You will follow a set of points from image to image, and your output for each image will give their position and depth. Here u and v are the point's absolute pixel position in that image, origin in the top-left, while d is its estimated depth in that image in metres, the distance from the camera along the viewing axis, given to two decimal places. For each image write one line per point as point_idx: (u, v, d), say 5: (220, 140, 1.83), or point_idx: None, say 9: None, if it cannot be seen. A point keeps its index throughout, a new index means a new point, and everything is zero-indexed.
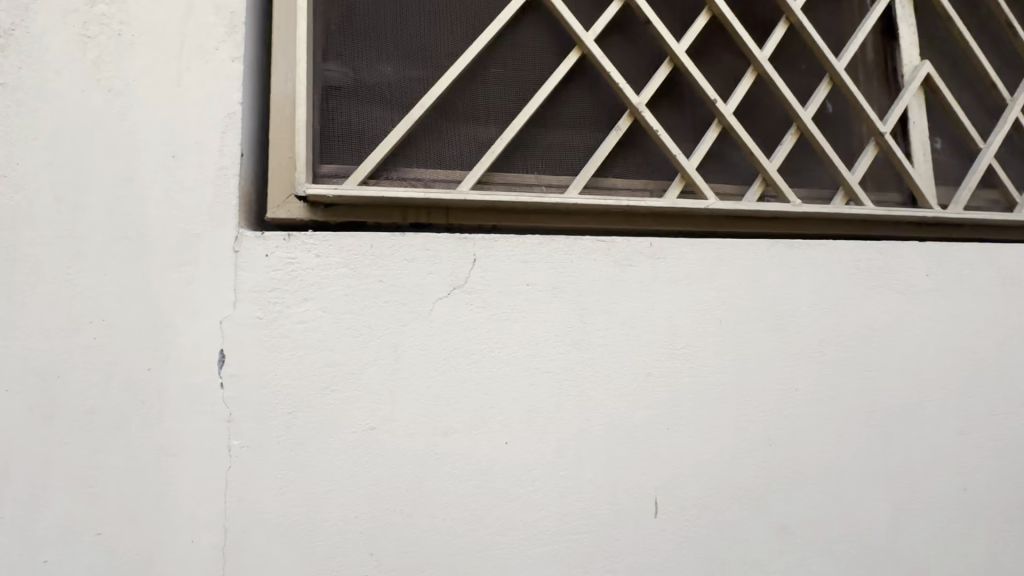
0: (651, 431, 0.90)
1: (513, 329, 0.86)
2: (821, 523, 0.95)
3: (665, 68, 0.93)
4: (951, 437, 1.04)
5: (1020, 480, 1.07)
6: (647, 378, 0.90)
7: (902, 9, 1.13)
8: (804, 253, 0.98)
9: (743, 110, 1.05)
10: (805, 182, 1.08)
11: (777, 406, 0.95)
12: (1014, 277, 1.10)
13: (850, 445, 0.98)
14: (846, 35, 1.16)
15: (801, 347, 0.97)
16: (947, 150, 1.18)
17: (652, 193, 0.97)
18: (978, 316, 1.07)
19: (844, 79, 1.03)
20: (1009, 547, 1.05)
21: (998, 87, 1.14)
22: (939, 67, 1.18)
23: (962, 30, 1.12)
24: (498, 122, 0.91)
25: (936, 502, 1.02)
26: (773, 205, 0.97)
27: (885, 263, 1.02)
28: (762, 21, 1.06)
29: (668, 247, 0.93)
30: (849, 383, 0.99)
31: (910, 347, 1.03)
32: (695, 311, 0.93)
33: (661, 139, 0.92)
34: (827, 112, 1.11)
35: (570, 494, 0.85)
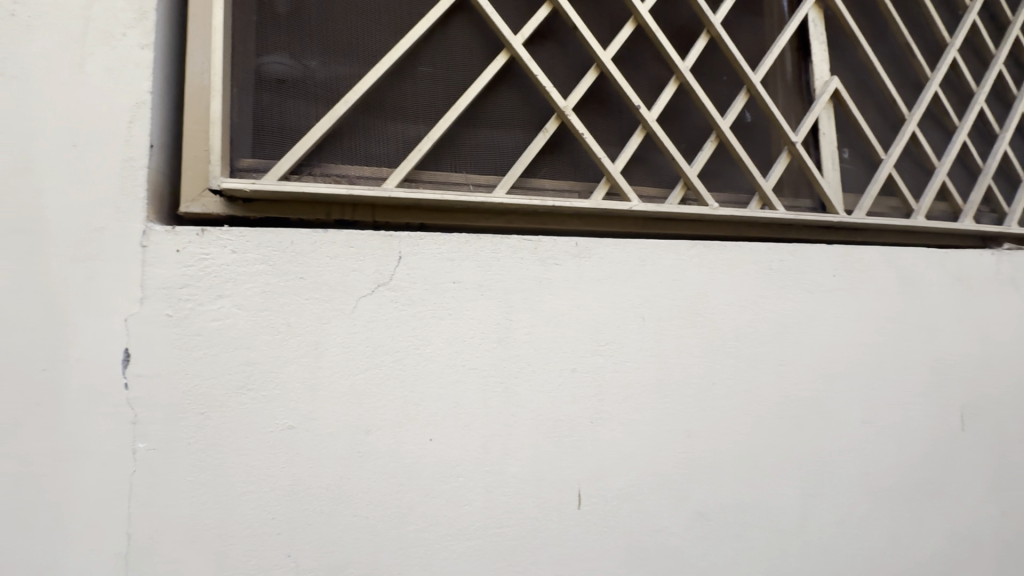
0: (575, 425, 0.92)
1: (439, 326, 0.87)
2: (737, 510, 1.00)
3: (592, 74, 0.96)
4: (858, 426, 1.11)
5: (916, 464, 1.16)
6: (572, 374, 0.93)
7: (814, 27, 1.21)
8: (721, 254, 1.04)
9: (666, 117, 1.10)
10: (724, 187, 1.14)
11: (696, 400, 1.00)
12: (910, 277, 1.20)
13: (764, 435, 1.04)
14: (763, 50, 1.23)
15: (718, 343, 1.02)
16: (854, 160, 1.28)
17: (579, 194, 1.00)
18: (879, 314, 1.16)
19: (760, 90, 1.09)
20: (906, 526, 1.14)
21: (897, 103, 1.24)
22: (847, 83, 1.27)
23: (866, 49, 1.22)
24: (426, 121, 0.92)
25: (843, 487, 1.09)
26: (693, 208, 1.02)
27: (796, 264, 1.10)
28: (685, 33, 1.11)
29: (592, 247, 0.96)
30: (763, 377, 1.05)
31: (819, 342, 1.10)
32: (618, 308, 0.97)
33: (586, 142, 0.95)
34: (746, 121, 1.18)
35: (495, 489, 0.87)
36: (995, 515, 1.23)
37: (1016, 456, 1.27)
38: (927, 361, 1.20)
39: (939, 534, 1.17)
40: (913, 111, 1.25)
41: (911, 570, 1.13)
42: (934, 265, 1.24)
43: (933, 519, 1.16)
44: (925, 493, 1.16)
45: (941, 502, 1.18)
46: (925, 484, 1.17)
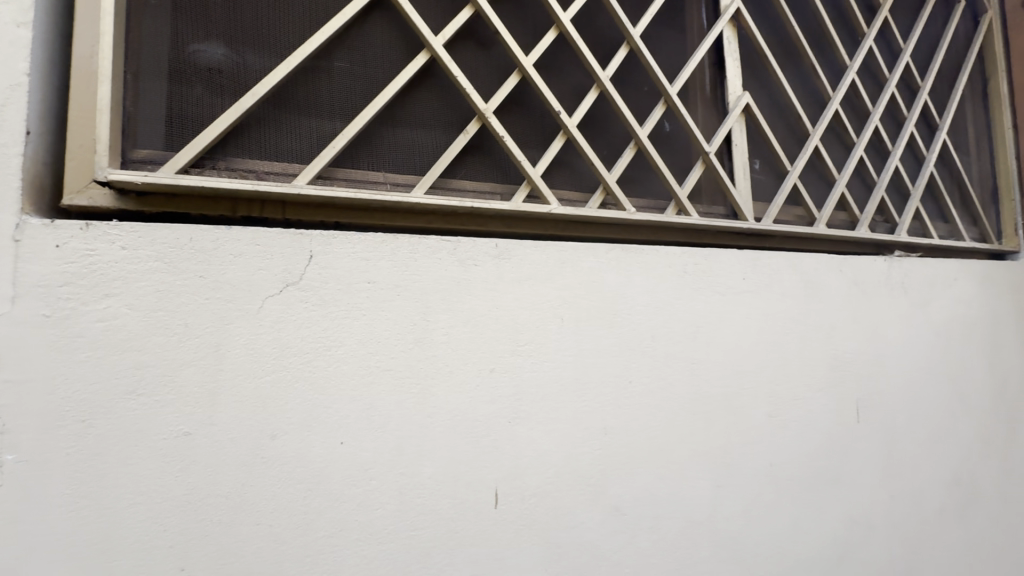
0: (492, 425, 0.93)
1: (352, 327, 0.85)
2: (650, 503, 1.04)
3: (514, 78, 0.97)
4: (763, 419, 1.19)
5: (816, 454, 1.25)
6: (490, 375, 0.94)
7: (729, 43, 1.28)
8: (637, 257, 1.08)
9: (588, 123, 1.13)
10: (642, 193, 1.19)
11: (612, 398, 1.03)
12: (812, 281, 1.30)
13: (676, 431, 1.09)
14: (681, 63, 1.30)
15: (634, 343, 1.06)
16: (763, 170, 1.37)
17: (500, 196, 1.01)
18: (783, 314, 1.24)
19: (676, 102, 1.14)
20: (808, 512, 1.22)
21: (802, 119, 1.33)
22: (757, 97, 1.36)
23: (774, 67, 1.30)
24: (342, 118, 0.91)
25: (750, 477, 1.16)
26: (612, 212, 1.06)
27: (708, 268, 1.16)
28: (606, 43, 1.15)
29: (512, 249, 0.97)
30: (676, 374, 1.10)
31: (729, 341, 1.17)
32: (537, 309, 0.98)
33: (507, 146, 0.96)
34: (664, 130, 1.24)
35: (408, 491, 0.86)
36: (886, 499, 1.35)
37: (904, 444, 1.39)
38: (826, 358, 1.30)
39: (837, 519, 1.26)
40: (816, 128, 1.35)
41: (811, 553, 1.21)
42: (834, 270, 1.34)
43: (831, 506, 1.25)
44: (825, 481, 1.25)
45: (838, 489, 1.27)
46: (824, 473, 1.26)
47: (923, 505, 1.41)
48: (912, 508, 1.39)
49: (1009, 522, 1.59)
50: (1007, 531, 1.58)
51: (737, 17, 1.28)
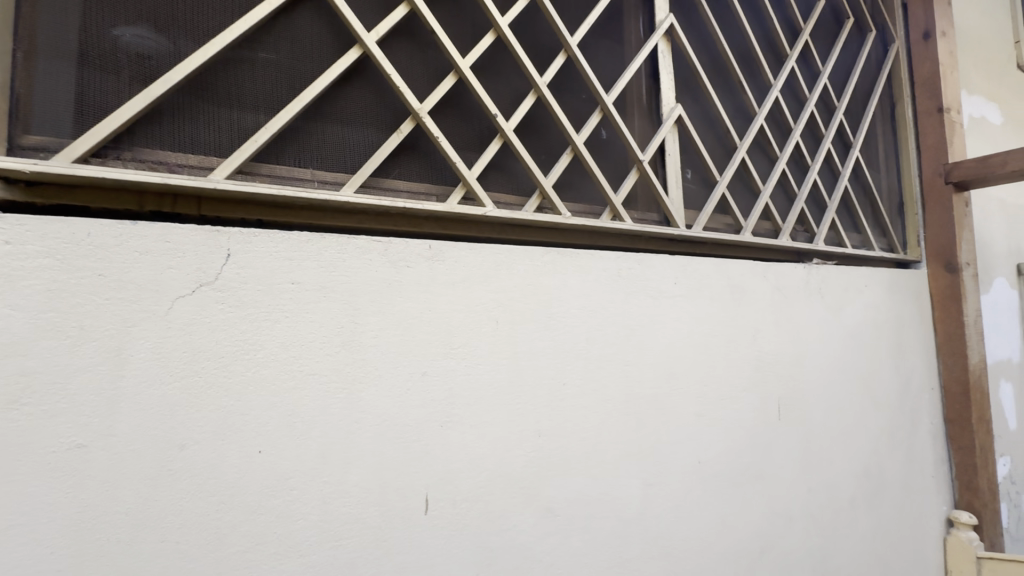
0: (423, 429, 0.91)
1: (273, 330, 0.81)
2: (582, 503, 1.06)
3: (451, 78, 0.96)
4: (692, 418, 1.24)
5: (741, 451, 1.31)
6: (422, 378, 0.92)
7: (663, 56, 1.33)
8: (572, 261, 1.10)
9: (527, 128, 1.15)
10: (578, 198, 1.22)
11: (546, 400, 1.04)
12: (738, 286, 1.37)
13: (609, 432, 1.11)
14: (617, 73, 1.33)
15: (569, 345, 1.08)
16: (693, 179, 1.44)
17: (435, 198, 1.00)
18: (711, 317, 1.30)
19: (612, 111, 1.17)
20: (732, 507, 1.28)
21: (730, 132, 1.41)
22: (689, 110, 1.43)
23: (705, 82, 1.36)
24: (266, 111, 0.87)
25: (679, 475, 1.20)
26: (548, 216, 1.07)
27: (641, 272, 1.19)
28: (544, 49, 1.17)
29: (446, 250, 0.96)
30: (609, 376, 1.12)
31: (660, 343, 1.21)
32: (471, 312, 0.98)
33: (441, 146, 0.95)
34: (601, 137, 1.27)
35: (333, 500, 0.83)
36: (804, 492, 1.43)
37: (821, 440, 1.49)
38: (751, 360, 1.37)
39: (759, 512, 1.33)
40: (743, 141, 1.42)
41: (736, 546, 1.27)
42: (758, 275, 1.42)
43: (754, 500, 1.32)
44: (749, 477, 1.32)
45: (761, 484, 1.34)
46: (748, 469, 1.32)
47: (836, 496, 1.51)
48: (827, 499, 1.48)
49: (912, 510, 1.73)
50: (910, 518, 1.72)
51: (671, 32, 1.33)
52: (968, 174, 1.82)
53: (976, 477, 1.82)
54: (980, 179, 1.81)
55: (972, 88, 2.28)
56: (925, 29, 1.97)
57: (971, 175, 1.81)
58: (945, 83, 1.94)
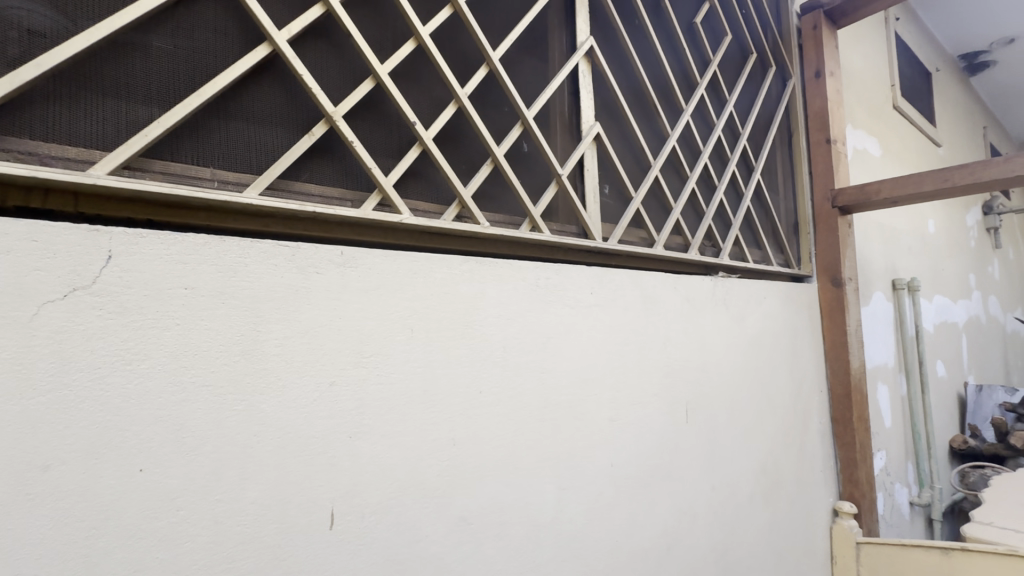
0: (330, 441, 0.88)
1: (162, 337, 0.75)
2: (497, 510, 1.07)
3: (369, 83, 0.95)
4: (605, 423, 1.29)
5: (650, 453, 1.38)
6: (330, 388, 0.89)
7: (584, 75, 1.38)
8: (490, 270, 1.12)
9: (448, 137, 1.15)
10: (497, 208, 1.24)
11: (462, 408, 1.04)
12: (650, 296, 1.45)
13: (525, 438, 1.13)
14: (539, 89, 1.38)
15: (486, 353, 1.09)
16: (610, 194, 1.52)
17: (350, 203, 0.98)
18: (624, 326, 1.37)
19: (532, 125, 1.20)
20: (642, 507, 1.34)
21: (645, 151, 1.49)
22: (608, 129, 1.51)
23: (622, 103, 1.44)
24: (161, 104, 0.82)
25: (592, 478, 1.24)
26: (466, 225, 1.08)
27: (558, 282, 1.23)
28: (466, 61, 1.19)
29: (359, 257, 0.94)
30: (526, 384, 1.15)
31: (576, 351, 1.25)
32: (385, 320, 0.96)
33: (356, 151, 0.93)
34: (522, 150, 1.31)
35: (226, 519, 0.78)
36: (708, 491, 1.53)
37: (724, 441, 1.61)
38: (661, 367, 1.45)
39: (667, 511, 1.40)
40: (657, 160, 1.52)
41: (645, 544, 1.33)
42: (669, 286, 1.51)
43: (663, 500, 1.39)
44: (657, 478, 1.39)
45: (669, 485, 1.42)
46: (658, 471, 1.40)
47: (737, 493, 1.63)
48: (728, 496, 1.60)
49: (803, 503, 1.90)
50: (801, 509, 1.88)
51: (591, 54, 1.40)
52: (850, 200, 2.05)
53: (855, 470, 2.04)
54: (860, 205, 2.04)
55: (856, 123, 2.58)
56: (817, 68, 2.21)
57: (853, 201, 2.03)
58: (832, 117, 2.18)
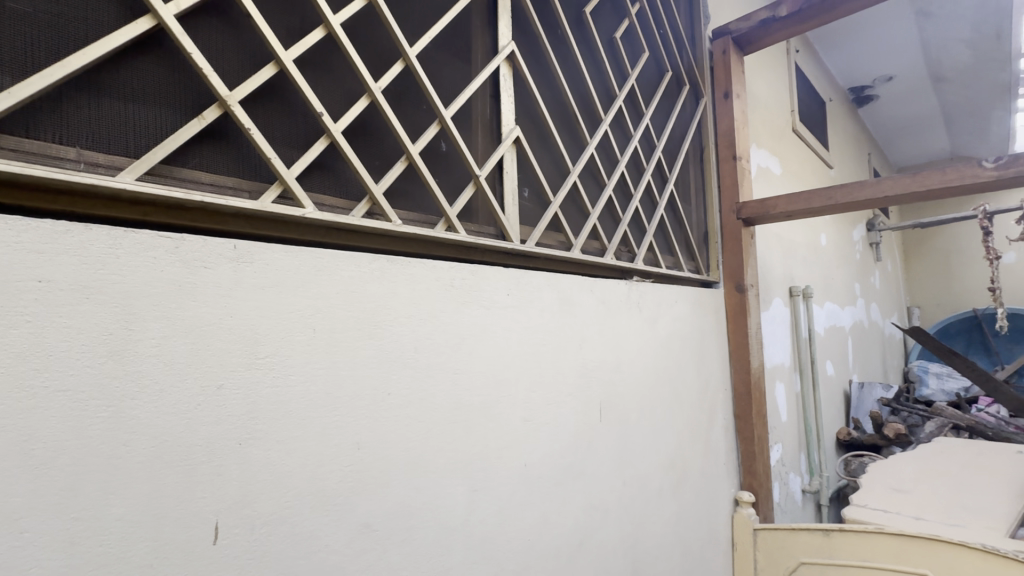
0: (216, 449, 0.82)
1: (6, 335, 0.65)
2: (404, 515, 1.04)
3: (271, 69, 0.89)
4: (518, 423, 1.30)
5: (563, 451, 1.42)
6: (216, 392, 0.82)
7: (504, 78, 1.39)
8: (402, 269, 1.09)
9: (360, 132, 1.12)
10: (412, 207, 1.22)
11: (369, 411, 1.01)
12: (567, 298, 1.49)
13: (436, 440, 1.12)
14: (459, 88, 1.37)
15: (395, 355, 1.07)
16: (530, 198, 1.55)
17: (246, 194, 0.92)
18: (540, 328, 1.40)
19: (450, 125, 1.19)
20: (553, 505, 1.37)
21: (564, 156, 1.54)
22: (530, 134, 1.54)
23: (542, 109, 1.48)
24: (14, 72, 0.72)
25: (504, 479, 1.25)
26: (376, 223, 1.05)
27: (473, 283, 1.24)
28: (381, 56, 1.16)
29: (256, 252, 0.89)
30: (437, 385, 1.13)
31: (490, 352, 1.26)
32: (284, 319, 0.91)
33: (253, 139, 0.87)
34: (441, 149, 1.30)
35: (84, 540, 0.69)
36: (618, 487, 1.60)
37: (634, 438, 1.68)
38: (575, 367, 1.50)
39: (579, 508, 1.44)
40: (576, 166, 1.57)
41: (556, 541, 1.36)
42: (586, 289, 1.56)
43: (574, 497, 1.43)
44: (569, 475, 1.43)
45: (581, 482, 1.46)
46: (570, 469, 1.43)
47: (646, 488, 1.71)
48: (638, 491, 1.67)
49: (707, 493, 2.03)
50: (706, 500, 2.01)
51: (512, 58, 1.41)
52: (752, 213, 2.22)
53: (753, 462, 2.21)
54: (760, 218, 2.22)
55: (759, 143, 2.81)
56: (725, 90, 2.38)
57: (754, 213, 2.21)
58: (738, 136, 2.36)
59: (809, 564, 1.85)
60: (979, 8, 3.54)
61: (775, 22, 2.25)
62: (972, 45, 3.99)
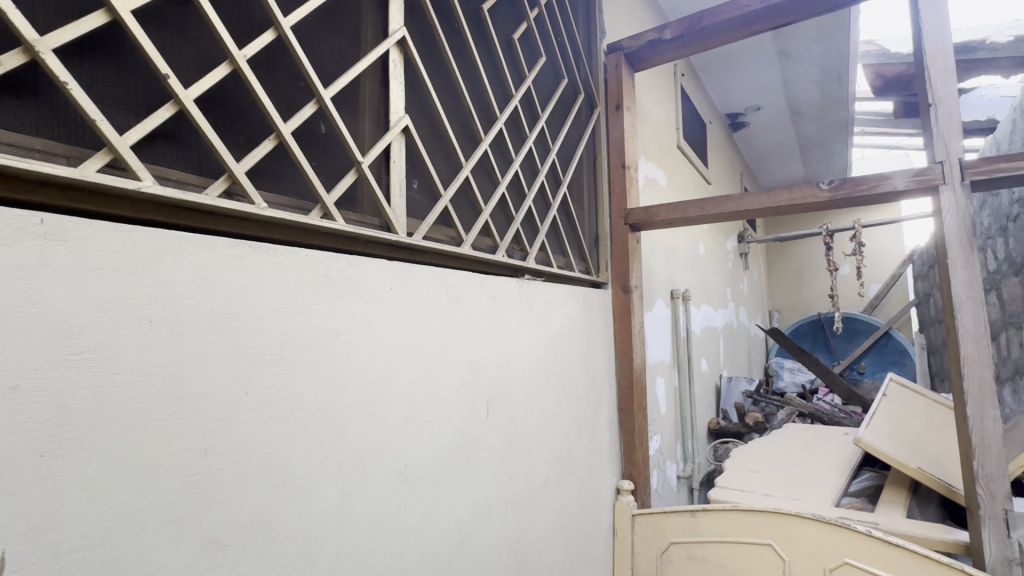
0: (6, 464, 0.67)
1: None
2: (260, 525, 0.95)
3: (100, 16, 0.76)
4: (399, 421, 1.26)
5: (447, 450, 1.40)
6: (9, 395, 0.68)
7: (394, 64, 1.34)
8: (267, 257, 1.00)
9: (219, 103, 1.01)
10: (283, 190, 1.13)
11: (221, 413, 0.91)
12: (455, 294, 1.48)
13: (303, 444, 1.03)
14: (343, 68, 1.29)
15: (256, 351, 0.97)
16: (420, 190, 1.51)
17: (63, 160, 0.78)
18: (426, 323, 1.37)
19: (329, 106, 1.12)
20: (434, 505, 1.34)
21: (457, 151, 1.53)
22: (422, 125, 1.51)
23: (434, 100, 1.44)
24: None
25: (381, 480, 1.20)
26: (236, 205, 0.95)
27: (352, 275, 1.17)
28: (250, 23, 1.06)
29: (74, 229, 0.75)
30: (307, 384, 1.05)
31: (370, 348, 1.20)
32: (109, 309, 0.78)
33: (73, 96, 0.73)
34: (319, 131, 1.22)
35: None
36: (504, 482, 1.61)
37: (521, 434, 1.71)
38: (462, 365, 1.48)
39: (463, 506, 1.43)
40: (468, 161, 1.56)
41: (436, 542, 1.33)
42: (475, 286, 1.56)
43: (458, 495, 1.42)
44: (453, 473, 1.41)
45: (465, 480, 1.45)
46: (454, 467, 1.42)
47: (532, 482, 1.75)
48: (524, 484, 1.70)
49: (591, 485, 2.13)
50: (589, 491, 2.11)
51: (403, 44, 1.36)
52: (638, 220, 2.37)
53: (633, 452, 2.36)
54: (644, 224, 2.38)
55: (647, 155, 3.03)
56: (617, 102, 2.52)
57: (640, 220, 2.36)
58: (627, 146, 2.51)
59: (677, 544, 2.01)
60: (825, 55, 4.14)
61: (661, 43, 2.42)
62: (820, 86, 4.66)
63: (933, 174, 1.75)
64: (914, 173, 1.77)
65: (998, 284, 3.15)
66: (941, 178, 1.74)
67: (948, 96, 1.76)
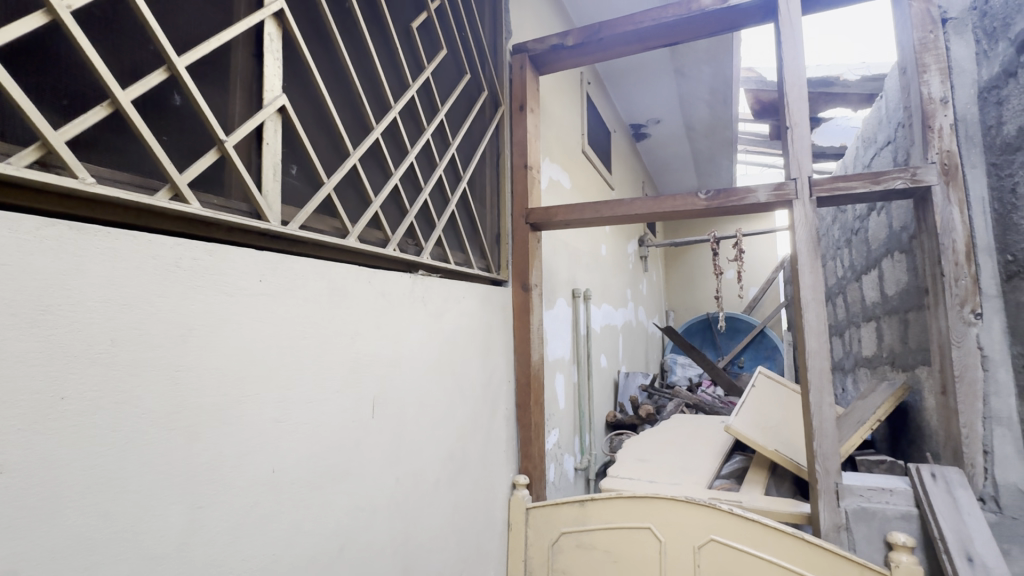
0: None
1: None
2: (78, 550, 0.82)
3: None
4: (267, 425, 1.16)
5: (325, 454, 1.32)
6: None
7: (269, 37, 1.24)
8: (97, 241, 0.87)
9: (34, 57, 0.86)
10: (122, 166, 0.99)
11: (26, 421, 0.77)
12: (338, 289, 1.40)
13: (140, 454, 0.91)
14: (207, 35, 1.16)
15: (79, 348, 0.84)
16: (299, 175, 1.41)
17: None
18: (303, 320, 1.28)
19: (183, 74, 1.00)
20: (307, 513, 1.25)
21: (342, 137, 1.45)
22: (303, 106, 1.41)
23: (317, 80, 1.35)
24: None
25: (242, 489, 1.10)
26: (53, 177, 0.81)
27: (211, 265, 1.06)
28: None
29: None
30: (148, 386, 0.93)
31: (231, 346, 1.09)
32: None
33: None
34: (172, 103, 1.09)
35: None
36: (390, 484, 1.56)
37: (411, 434, 1.67)
38: (345, 364, 1.41)
39: (341, 511, 1.36)
40: (356, 149, 1.49)
41: (309, 551, 1.25)
42: (362, 280, 1.49)
43: (336, 501, 1.34)
44: (332, 478, 1.34)
45: (345, 484, 1.38)
46: (333, 471, 1.34)
47: (422, 482, 1.71)
48: (413, 484, 1.66)
49: (486, 482, 2.14)
50: (484, 488, 2.12)
51: (280, 17, 1.26)
52: (538, 219, 2.41)
53: (529, 446, 2.41)
54: (544, 224, 2.43)
55: (551, 157, 3.10)
56: (521, 103, 2.55)
57: (540, 219, 2.41)
58: (529, 147, 2.55)
59: (568, 533, 2.08)
60: (713, 77, 4.53)
61: (564, 49, 2.48)
62: (710, 105, 5.10)
63: (788, 189, 1.97)
64: (774, 187, 1.98)
65: (843, 288, 3.65)
66: (794, 192, 1.97)
67: (801, 121, 1.99)
